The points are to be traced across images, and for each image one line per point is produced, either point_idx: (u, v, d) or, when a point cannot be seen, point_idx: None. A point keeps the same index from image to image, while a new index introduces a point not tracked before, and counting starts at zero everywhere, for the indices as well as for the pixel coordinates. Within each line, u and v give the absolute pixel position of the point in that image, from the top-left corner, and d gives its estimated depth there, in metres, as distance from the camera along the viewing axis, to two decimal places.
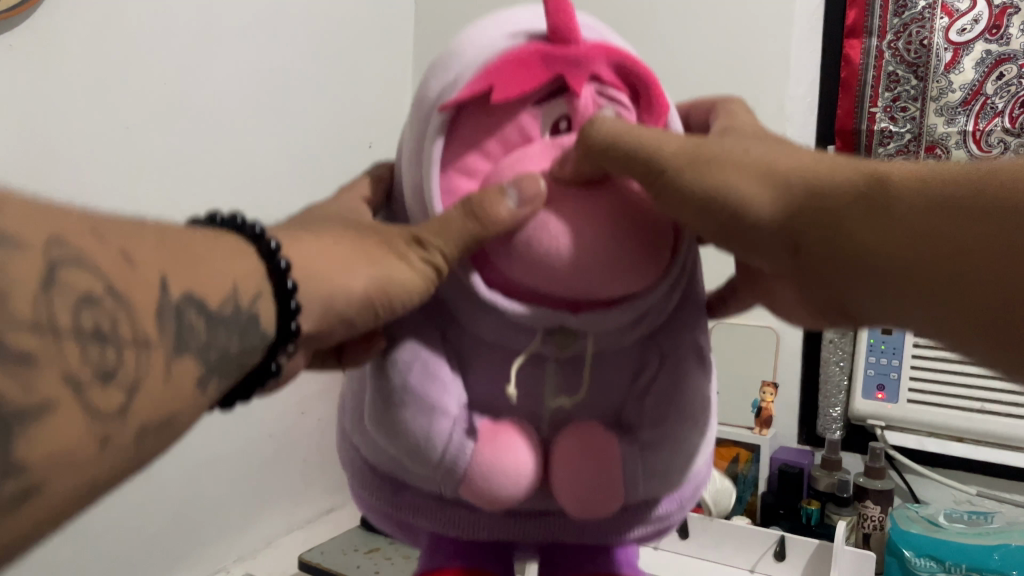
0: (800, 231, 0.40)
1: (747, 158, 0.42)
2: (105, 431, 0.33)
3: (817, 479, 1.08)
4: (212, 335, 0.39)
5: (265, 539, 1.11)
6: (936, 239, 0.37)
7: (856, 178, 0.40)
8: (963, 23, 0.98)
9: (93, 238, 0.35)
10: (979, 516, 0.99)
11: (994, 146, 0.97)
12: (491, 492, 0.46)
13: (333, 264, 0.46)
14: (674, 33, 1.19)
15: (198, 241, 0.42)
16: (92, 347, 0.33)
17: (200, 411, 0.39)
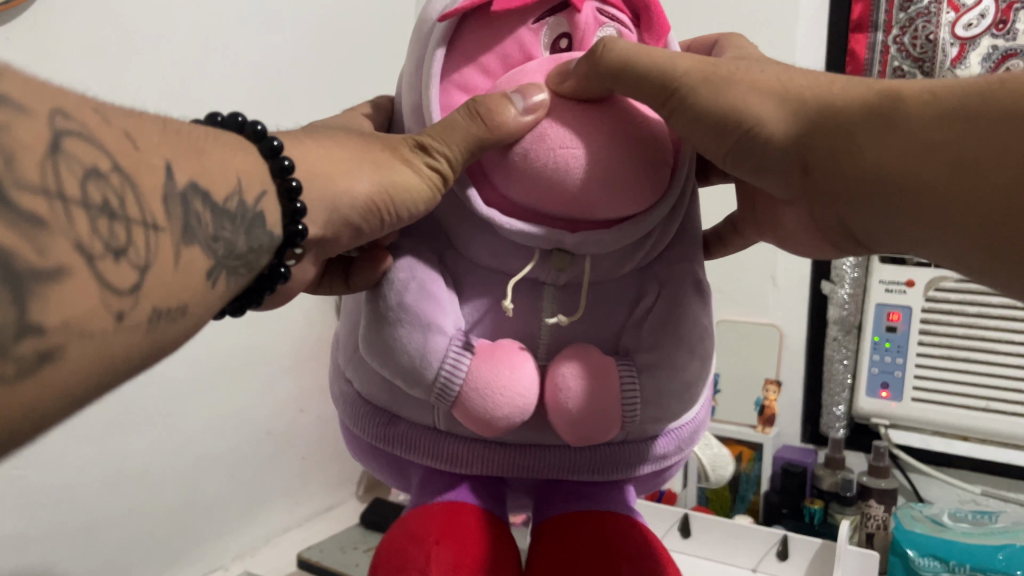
0: (815, 148, 0.39)
1: (756, 77, 0.42)
2: (119, 305, 0.30)
3: (821, 478, 1.07)
4: (218, 225, 0.36)
5: (264, 537, 1.10)
6: (947, 148, 0.35)
7: (869, 93, 0.38)
8: (970, 18, 0.96)
9: (97, 116, 0.32)
10: (984, 516, 0.97)
11: None
12: (487, 412, 0.44)
13: (339, 165, 0.44)
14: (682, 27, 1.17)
15: (203, 134, 0.39)
16: (103, 220, 0.30)
17: (213, 307, 0.36)
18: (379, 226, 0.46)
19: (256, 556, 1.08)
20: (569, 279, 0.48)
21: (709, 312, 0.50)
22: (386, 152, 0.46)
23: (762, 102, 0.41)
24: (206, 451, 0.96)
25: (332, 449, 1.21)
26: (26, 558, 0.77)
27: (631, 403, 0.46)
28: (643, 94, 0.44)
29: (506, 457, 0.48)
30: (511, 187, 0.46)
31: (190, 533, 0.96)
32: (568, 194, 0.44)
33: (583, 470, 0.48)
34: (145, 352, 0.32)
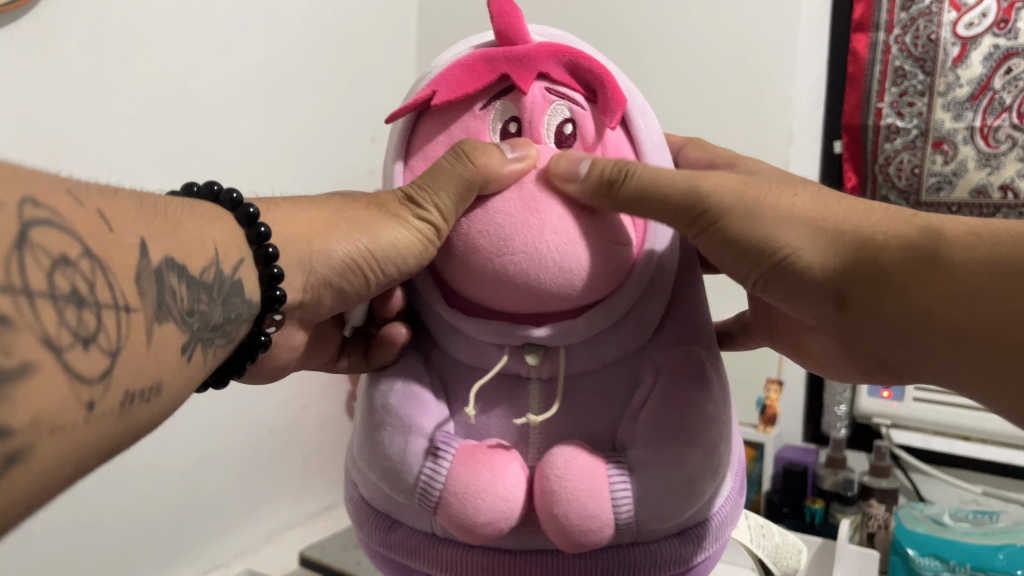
0: (850, 287, 0.43)
1: (785, 207, 0.44)
2: (90, 394, 0.32)
3: (822, 478, 1.07)
4: (194, 298, 0.39)
5: (265, 535, 1.10)
6: (994, 290, 0.38)
7: (909, 232, 0.41)
8: (970, 18, 0.96)
9: (70, 199, 0.34)
10: (986, 516, 0.97)
11: (1001, 142, 0.96)
12: (469, 517, 0.43)
13: (316, 230, 0.49)
14: (677, 26, 1.14)
15: (180, 208, 0.43)
16: (70, 309, 0.32)
17: (190, 380, 0.39)
18: (361, 283, 0.50)
19: (257, 553, 1.08)
20: (551, 372, 0.49)
21: (715, 397, 0.47)
22: (365, 214, 0.50)
23: (800, 239, 0.43)
24: (207, 448, 0.96)
25: (331, 448, 1.21)
26: (26, 560, 0.77)
27: (625, 501, 0.44)
28: (659, 213, 0.46)
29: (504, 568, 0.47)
30: (495, 300, 0.47)
31: (194, 531, 0.97)
32: (541, 296, 0.45)
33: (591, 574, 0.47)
34: (122, 432, 0.34)
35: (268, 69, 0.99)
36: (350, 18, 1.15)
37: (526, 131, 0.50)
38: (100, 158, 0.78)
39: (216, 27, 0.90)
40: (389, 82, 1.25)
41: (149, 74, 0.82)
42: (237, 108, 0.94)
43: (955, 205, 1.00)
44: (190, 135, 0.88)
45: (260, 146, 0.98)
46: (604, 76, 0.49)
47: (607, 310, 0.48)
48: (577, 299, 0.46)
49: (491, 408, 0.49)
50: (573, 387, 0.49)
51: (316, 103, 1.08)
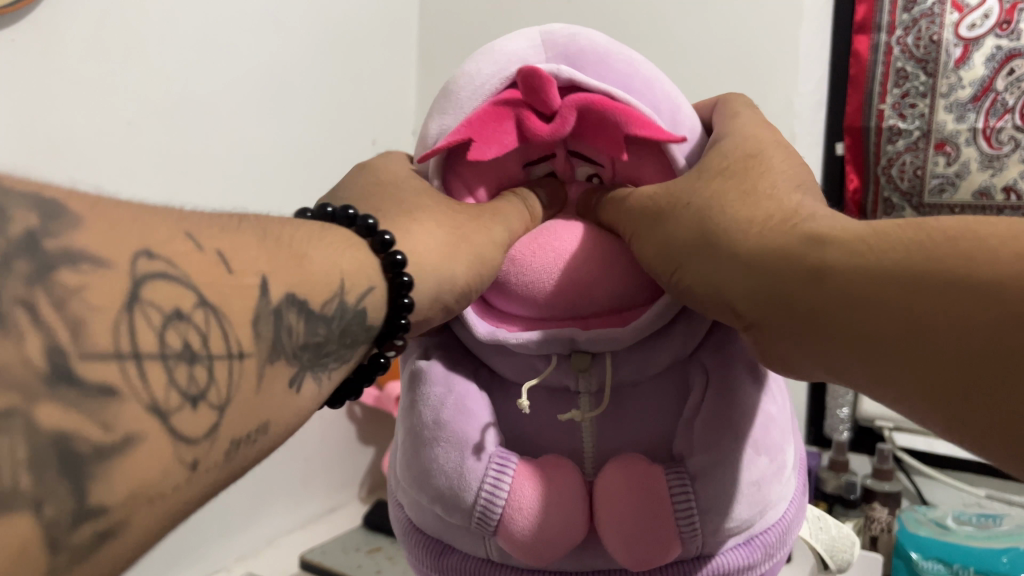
0: (740, 303, 0.39)
1: (696, 219, 0.43)
2: (195, 453, 0.29)
3: (825, 481, 1.07)
4: (311, 332, 0.37)
5: (266, 539, 1.09)
6: (876, 293, 0.32)
7: (790, 238, 0.37)
8: (973, 19, 0.95)
9: (189, 244, 0.33)
10: (989, 519, 0.97)
11: (1004, 144, 0.96)
12: (533, 537, 0.45)
13: (445, 254, 0.46)
14: (678, 28, 1.14)
15: (309, 235, 0.40)
16: (180, 367, 0.30)
17: (302, 416, 0.36)
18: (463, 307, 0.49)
19: (258, 558, 1.07)
20: (599, 384, 0.51)
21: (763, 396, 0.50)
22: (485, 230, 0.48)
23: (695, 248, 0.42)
24: None
25: (333, 452, 1.20)
26: None
27: (686, 509, 0.45)
28: (625, 229, 0.48)
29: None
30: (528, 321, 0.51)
31: (195, 536, 0.96)
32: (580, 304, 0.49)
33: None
34: (223, 484, 0.31)
35: (268, 70, 0.98)
36: (351, 18, 1.14)
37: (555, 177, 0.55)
38: (100, 161, 0.77)
39: (216, 30, 0.90)
40: (389, 85, 1.25)
41: (148, 78, 0.81)
42: (237, 112, 0.93)
43: (957, 207, 1.00)
44: (190, 138, 0.87)
45: (260, 149, 0.97)
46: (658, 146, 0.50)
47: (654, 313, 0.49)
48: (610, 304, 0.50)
49: (542, 415, 0.51)
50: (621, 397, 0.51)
51: (315, 104, 1.07)
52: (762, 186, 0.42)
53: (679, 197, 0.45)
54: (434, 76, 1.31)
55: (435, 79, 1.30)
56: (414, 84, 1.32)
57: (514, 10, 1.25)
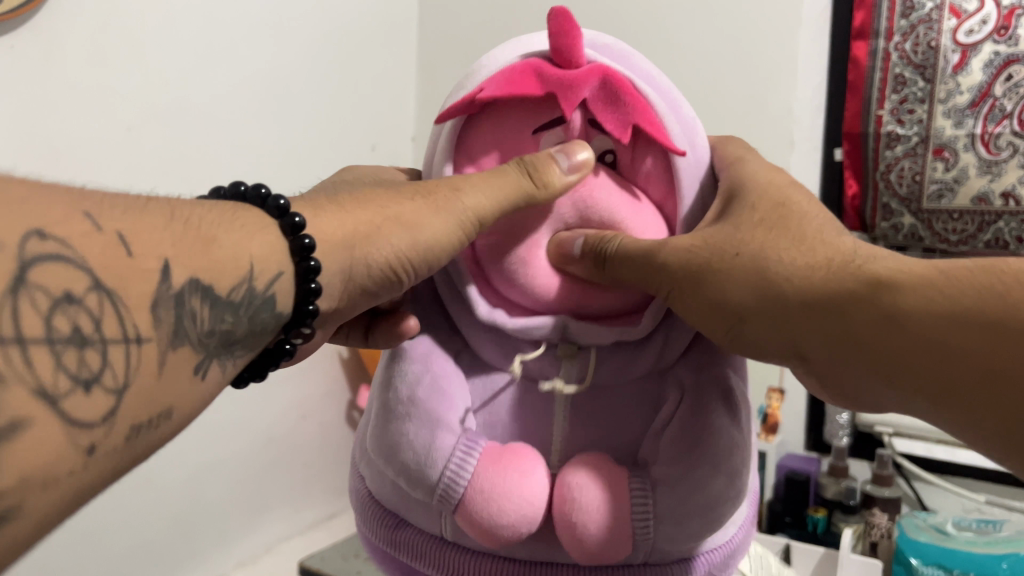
0: (805, 345, 0.44)
1: (735, 265, 0.46)
2: (90, 439, 0.31)
3: (825, 486, 1.07)
4: (216, 318, 0.38)
5: (265, 545, 1.09)
6: (953, 343, 0.37)
7: (857, 281, 0.42)
8: (971, 25, 0.95)
9: (87, 225, 0.33)
10: (989, 525, 0.96)
11: (1002, 149, 0.96)
12: (491, 520, 0.45)
13: (360, 232, 0.48)
14: (677, 33, 1.14)
15: (220, 219, 0.42)
16: (70, 353, 0.31)
17: (203, 402, 0.38)
18: (394, 284, 0.50)
19: (256, 564, 1.07)
20: (580, 374, 0.52)
21: (741, 426, 0.49)
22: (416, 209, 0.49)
23: (758, 304, 0.45)
24: (206, 458, 0.96)
25: (332, 458, 1.20)
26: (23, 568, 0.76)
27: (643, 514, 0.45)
28: (634, 279, 0.48)
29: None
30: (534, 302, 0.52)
31: (194, 542, 0.96)
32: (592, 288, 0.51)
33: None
34: (124, 465, 0.33)
35: (267, 78, 0.98)
36: (350, 24, 1.14)
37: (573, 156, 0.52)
38: (100, 167, 0.77)
39: (214, 35, 0.90)
40: (389, 93, 1.25)
41: (147, 83, 0.81)
42: (236, 118, 0.93)
43: (956, 212, 1.00)
44: (190, 144, 0.87)
45: (259, 154, 0.98)
46: (653, 135, 0.50)
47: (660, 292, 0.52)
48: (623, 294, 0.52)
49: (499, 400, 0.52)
50: (592, 392, 0.52)
51: (315, 110, 1.07)
52: (810, 232, 0.46)
53: (723, 246, 0.47)
54: (433, 81, 1.31)
55: (434, 85, 1.30)
56: (414, 92, 1.32)
57: (513, 19, 1.25)
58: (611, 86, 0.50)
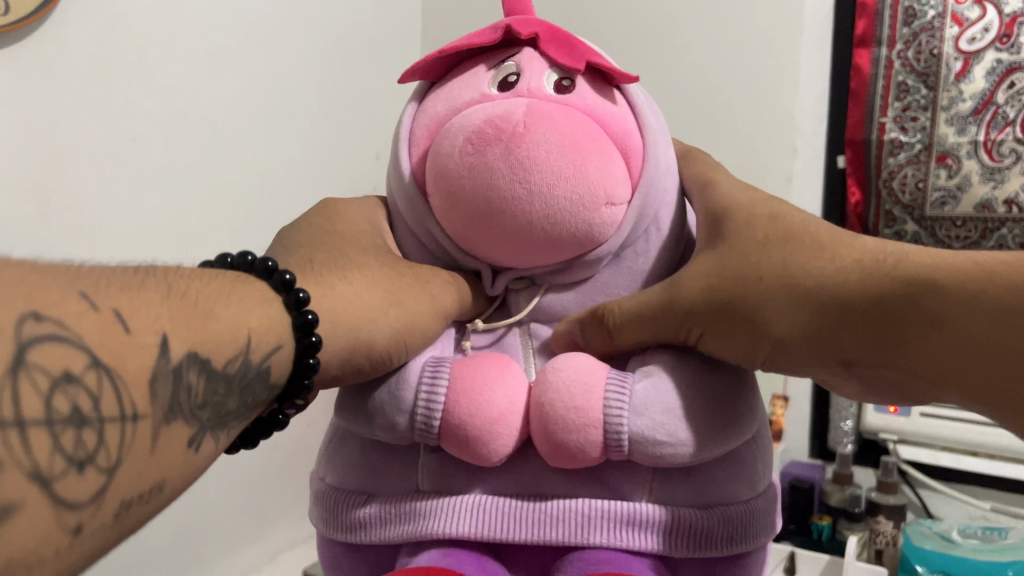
0: (852, 352, 0.43)
1: (753, 287, 0.45)
2: (78, 518, 0.30)
3: (829, 494, 1.07)
4: (212, 392, 0.37)
5: (270, 553, 1.09)
6: (1013, 334, 0.38)
7: (887, 284, 0.41)
8: (973, 32, 0.96)
9: (82, 304, 0.32)
10: (994, 532, 0.96)
11: (1005, 156, 0.96)
12: (470, 401, 0.44)
13: (364, 311, 0.45)
14: (675, 41, 1.14)
15: (220, 291, 0.40)
16: (67, 432, 0.29)
17: (193, 474, 0.36)
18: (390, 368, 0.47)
19: (262, 572, 1.07)
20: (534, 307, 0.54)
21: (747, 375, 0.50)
22: (416, 297, 0.48)
23: (806, 340, 0.44)
24: (213, 466, 0.96)
25: None
26: None
27: (618, 410, 0.44)
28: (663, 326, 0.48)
29: (491, 510, 0.46)
30: (516, 257, 0.51)
31: (200, 553, 0.96)
32: (559, 232, 0.48)
33: (568, 533, 0.45)
34: (110, 542, 0.32)
35: (271, 88, 0.99)
36: (352, 35, 1.15)
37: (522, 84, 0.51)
38: (105, 180, 0.78)
39: (217, 43, 0.90)
40: (391, 102, 1.25)
41: (151, 93, 0.82)
42: (239, 128, 0.94)
43: (960, 219, 1.00)
44: (194, 155, 0.88)
45: (261, 165, 0.98)
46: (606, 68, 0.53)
47: (640, 212, 0.51)
48: (593, 222, 0.49)
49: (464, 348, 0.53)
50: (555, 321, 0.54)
51: (319, 121, 1.08)
52: (825, 238, 0.45)
53: (741, 256, 0.46)
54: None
55: None
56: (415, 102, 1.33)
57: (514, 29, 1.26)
58: (559, 35, 0.54)
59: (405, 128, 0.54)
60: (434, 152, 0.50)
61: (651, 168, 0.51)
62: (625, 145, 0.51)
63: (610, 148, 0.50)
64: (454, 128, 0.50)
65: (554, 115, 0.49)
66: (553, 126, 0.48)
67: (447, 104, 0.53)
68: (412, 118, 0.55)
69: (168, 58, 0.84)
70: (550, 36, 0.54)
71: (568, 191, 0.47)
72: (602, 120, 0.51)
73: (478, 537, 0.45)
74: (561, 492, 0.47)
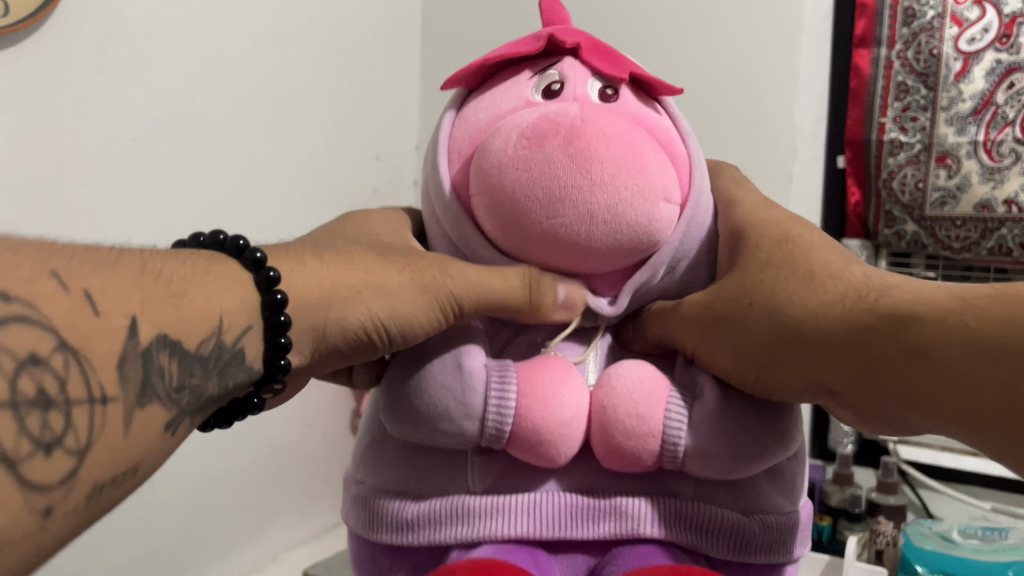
0: (837, 383, 0.43)
1: (766, 309, 0.46)
2: (47, 501, 0.30)
3: (830, 494, 1.07)
4: (187, 372, 0.37)
5: (270, 554, 1.09)
6: (978, 374, 0.36)
7: (870, 316, 0.41)
8: (972, 33, 0.96)
9: (53, 285, 0.32)
10: (994, 533, 0.96)
11: (1005, 156, 0.96)
12: (547, 410, 0.45)
13: (334, 289, 0.46)
14: (677, 41, 1.14)
15: (192, 273, 0.40)
16: (32, 415, 0.30)
17: (169, 453, 0.37)
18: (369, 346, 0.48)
19: (262, 572, 1.07)
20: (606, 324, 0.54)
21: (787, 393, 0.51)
22: (402, 282, 0.48)
23: (803, 364, 0.44)
24: (213, 466, 0.96)
25: (336, 466, 1.20)
26: None
27: (678, 420, 0.46)
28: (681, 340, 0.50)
29: (548, 510, 0.47)
30: (571, 260, 0.50)
31: (200, 553, 0.95)
32: (620, 229, 0.48)
33: (622, 529, 0.46)
34: (85, 524, 0.32)
35: (271, 88, 0.99)
36: (353, 36, 1.15)
37: (569, 90, 0.52)
38: (103, 177, 0.78)
39: (217, 42, 0.90)
40: (392, 103, 1.25)
41: (150, 91, 0.82)
42: (238, 128, 0.94)
43: (959, 220, 1.00)
44: (192, 155, 0.88)
45: (260, 165, 0.98)
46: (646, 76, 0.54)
47: (688, 222, 0.52)
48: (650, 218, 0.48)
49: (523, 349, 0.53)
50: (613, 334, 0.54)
51: (319, 122, 1.08)
52: (820, 268, 0.45)
53: (740, 292, 0.48)
54: (436, 90, 1.31)
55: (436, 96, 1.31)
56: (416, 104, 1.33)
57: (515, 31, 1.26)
58: (599, 46, 0.55)
59: (444, 134, 0.54)
60: (480, 152, 0.50)
61: (696, 176, 0.53)
62: (671, 152, 0.52)
63: (660, 151, 0.50)
64: (505, 127, 0.49)
65: (609, 117, 0.49)
66: (607, 125, 0.48)
67: (489, 111, 0.53)
68: (451, 125, 0.55)
69: (168, 56, 0.84)
70: (591, 47, 0.55)
71: (629, 183, 0.47)
72: (650, 126, 0.52)
73: (534, 535, 0.46)
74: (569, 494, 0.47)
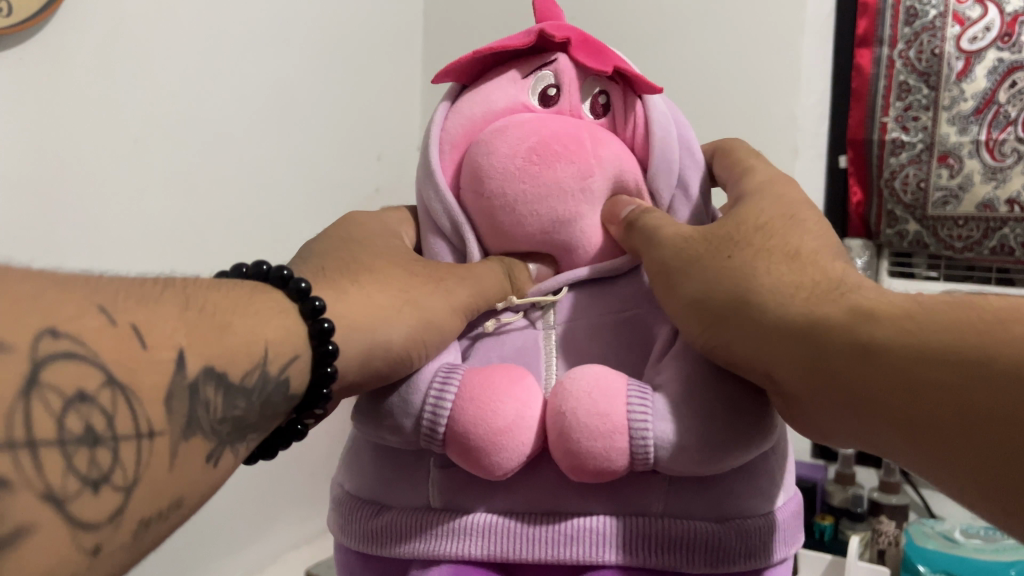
0: (778, 367, 0.39)
1: (724, 271, 0.42)
2: (96, 539, 0.29)
3: (832, 494, 1.07)
4: (228, 405, 0.36)
5: (272, 554, 1.09)
6: (927, 377, 0.32)
7: (835, 307, 0.37)
8: (975, 32, 0.96)
9: (100, 319, 0.32)
10: (997, 532, 0.96)
11: (1007, 155, 0.96)
12: (487, 412, 0.42)
13: (379, 314, 0.45)
14: (678, 41, 1.14)
15: (235, 303, 0.40)
16: (81, 453, 0.29)
17: (212, 488, 0.36)
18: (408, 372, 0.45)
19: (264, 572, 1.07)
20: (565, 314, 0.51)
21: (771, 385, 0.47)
22: (432, 293, 0.48)
23: (752, 344, 0.40)
24: None
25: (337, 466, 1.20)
26: None
27: (641, 416, 0.42)
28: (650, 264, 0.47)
29: (502, 531, 0.44)
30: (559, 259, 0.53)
31: (202, 554, 0.96)
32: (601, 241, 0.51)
33: (580, 553, 0.43)
34: (131, 561, 0.31)
35: (274, 89, 0.99)
36: (355, 36, 1.15)
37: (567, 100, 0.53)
38: (110, 180, 0.78)
39: (221, 44, 0.90)
40: (394, 102, 1.25)
41: (156, 93, 0.82)
42: (242, 130, 0.94)
43: (962, 219, 1.00)
44: (197, 157, 0.88)
45: (264, 166, 0.98)
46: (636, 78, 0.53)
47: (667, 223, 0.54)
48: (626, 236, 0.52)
49: (490, 347, 0.50)
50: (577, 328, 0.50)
51: (321, 122, 1.08)
52: (805, 251, 0.42)
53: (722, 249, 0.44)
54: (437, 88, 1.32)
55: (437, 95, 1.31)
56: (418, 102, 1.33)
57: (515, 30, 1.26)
58: (589, 41, 0.54)
59: (435, 128, 0.54)
60: (477, 156, 0.50)
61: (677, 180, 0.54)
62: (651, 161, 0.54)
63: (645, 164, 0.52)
64: (507, 136, 0.49)
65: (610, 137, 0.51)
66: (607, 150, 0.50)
67: (483, 106, 0.53)
68: (442, 118, 0.55)
69: (173, 57, 0.84)
70: (581, 43, 0.54)
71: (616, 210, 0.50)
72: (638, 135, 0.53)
73: (489, 557, 0.44)
74: (536, 505, 0.45)
